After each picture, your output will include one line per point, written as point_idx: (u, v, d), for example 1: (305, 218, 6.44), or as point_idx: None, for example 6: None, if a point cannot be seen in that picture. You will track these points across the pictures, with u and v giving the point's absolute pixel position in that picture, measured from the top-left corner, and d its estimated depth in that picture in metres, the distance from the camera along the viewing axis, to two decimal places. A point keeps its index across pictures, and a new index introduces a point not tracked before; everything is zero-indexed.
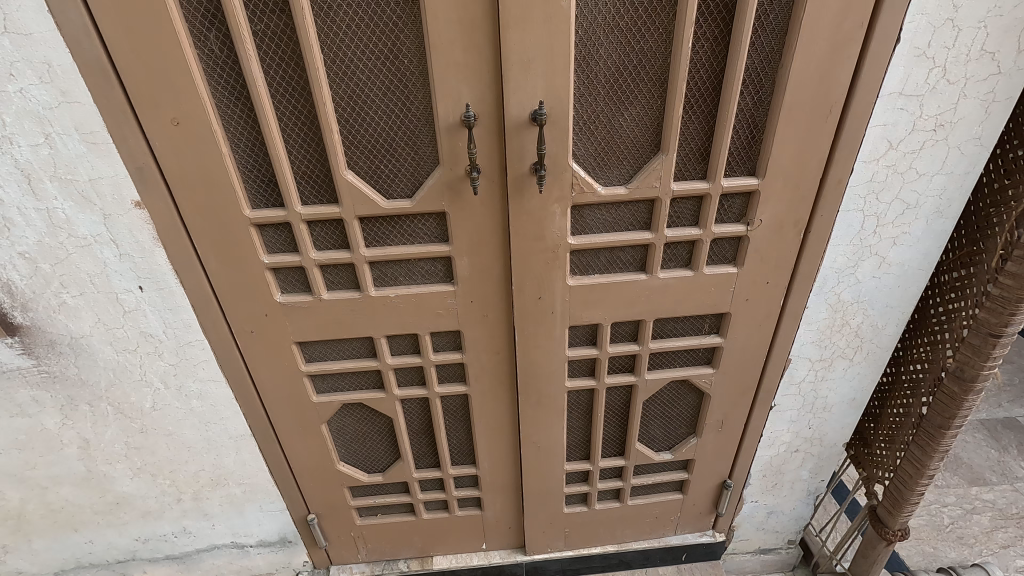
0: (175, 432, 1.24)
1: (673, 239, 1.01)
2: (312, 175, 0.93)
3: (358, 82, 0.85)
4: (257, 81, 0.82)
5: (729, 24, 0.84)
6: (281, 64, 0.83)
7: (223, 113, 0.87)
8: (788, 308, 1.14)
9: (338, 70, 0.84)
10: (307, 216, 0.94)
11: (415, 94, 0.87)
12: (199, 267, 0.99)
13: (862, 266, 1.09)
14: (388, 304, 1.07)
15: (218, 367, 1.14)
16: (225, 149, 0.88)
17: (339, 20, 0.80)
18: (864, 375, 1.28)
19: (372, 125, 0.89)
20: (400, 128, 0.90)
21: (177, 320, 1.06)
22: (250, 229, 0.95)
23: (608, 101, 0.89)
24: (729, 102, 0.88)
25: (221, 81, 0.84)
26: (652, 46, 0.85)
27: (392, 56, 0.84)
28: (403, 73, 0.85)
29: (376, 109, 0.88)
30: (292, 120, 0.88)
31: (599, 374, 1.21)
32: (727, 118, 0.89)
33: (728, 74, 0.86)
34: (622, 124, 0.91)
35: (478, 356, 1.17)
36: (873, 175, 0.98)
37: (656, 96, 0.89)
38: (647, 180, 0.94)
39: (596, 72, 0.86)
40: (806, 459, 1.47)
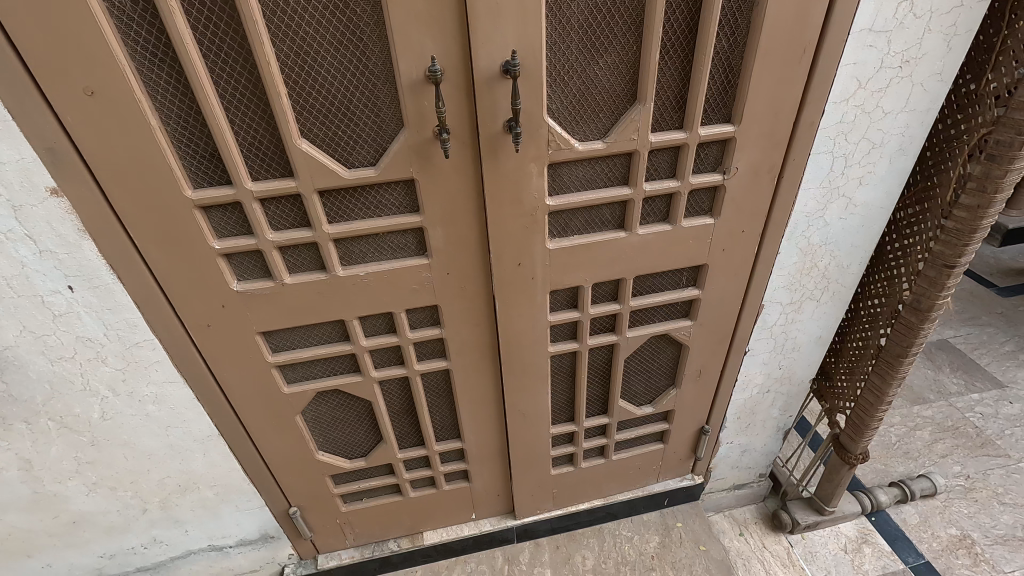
0: (132, 440, 1.13)
1: (652, 193, 0.99)
2: (260, 146, 0.83)
3: (305, 35, 0.75)
4: (185, 39, 0.71)
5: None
6: (212, 16, 0.72)
7: (147, 79, 0.75)
8: (762, 255, 1.16)
9: (281, 22, 0.73)
10: (260, 192, 0.85)
11: (372, 48, 0.78)
12: (139, 259, 0.88)
13: (830, 208, 1.11)
14: (359, 284, 0.99)
15: (174, 367, 1.04)
16: (154, 122, 0.76)
17: None
18: (829, 314, 1.33)
19: (324, 85, 0.79)
20: (357, 88, 0.80)
21: (119, 320, 0.95)
22: (195, 212, 0.85)
23: (581, 48, 0.83)
24: (706, 44, 0.84)
25: (139, 39, 0.72)
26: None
27: (342, 4, 0.74)
28: (357, 23, 0.75)
29: (328, 66, 0.78)
30: (231, 85, 0.77)
31: (581, 337, 1.20)
32: (705, 62, 0.86)
33: (706, 13, 0.82)
34: (597, 75, 0.86)
35: (459, 330, 1.12)
36: (843, 116, 0.98)
37: (631, 42, 0.84)
38: (624, 132, 0.90)
39: (568, 18, 0.80)
40: (776, 398, 1.54)
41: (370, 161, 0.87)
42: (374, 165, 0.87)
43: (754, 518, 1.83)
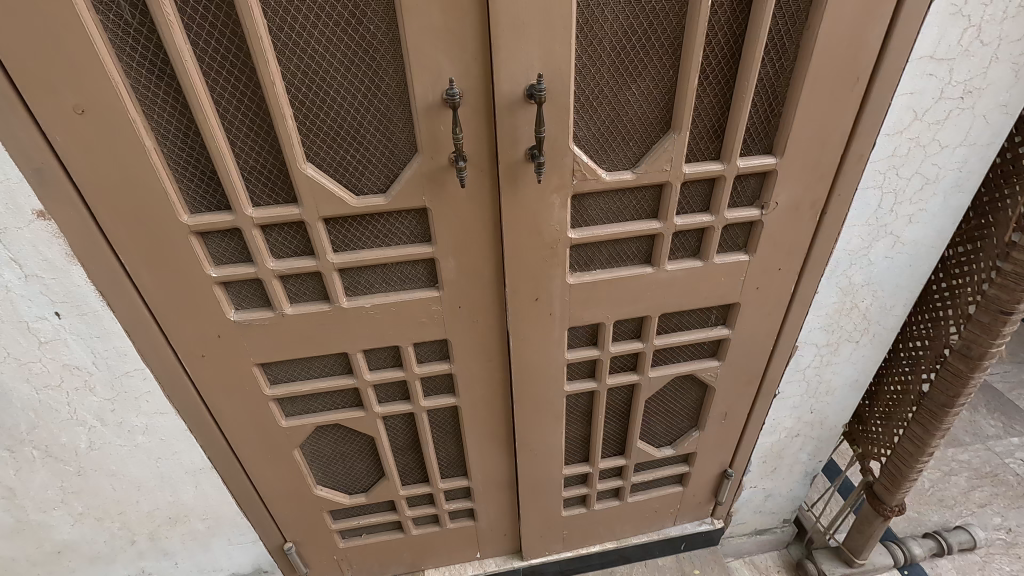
0: (120, 470, 1.07)
1: (683, 228, 0.91)
2: (264, 171, 0.77)
3: (314, 54, 0.69)
4: (184, 56, 0.65)
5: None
6: (214, 32, 0.66)
7: (142, 97, 0.69)
8: (798, 295, 1.07)
9: (288, 38, 0.68)
10: (260, 220, 0.79)
11: (386, 69, 0.72)
12: (129, 285, 0.82)
13: (876, 246, 1.02)
14: (364, 316, 0.93)
15: (165, 398, 0.98)
16: (149, 143, 0.71)
17: None
18: (868, 357, 1.23)
19: (333, 107, 0.73)
20: (368, 110, 0.74)
21: (108, 348, 0.89)
22: (191, 238, 0.79)
23: (613, 72, 0.76)
24: (750, 70, 0.77)
25: (135, 54, 0.66)
26: (666, 7, 0.72)
27: (355, 20, 0.68)
28: (370, 41, 0.69)
29: (338, 86, 0.72)
30: (233, 105, 0.71)
31: (600, 376, 1.12)
32: (748, 90, 0.78)
33: (751, 37, 0.75)
34: (629, 100, 0.79)
35: (469, 366, 1.05)
36: (895, 149, 0.90)
37: (668, 67, 0.77)
38: (656, 163, 0.82)
39: (600, 39, 0.73)
40: (806, 442, 1.43)
41: (381, 188, 0.81)
42: (383, 193, 0.81)
43: (777, 566, 1.71)
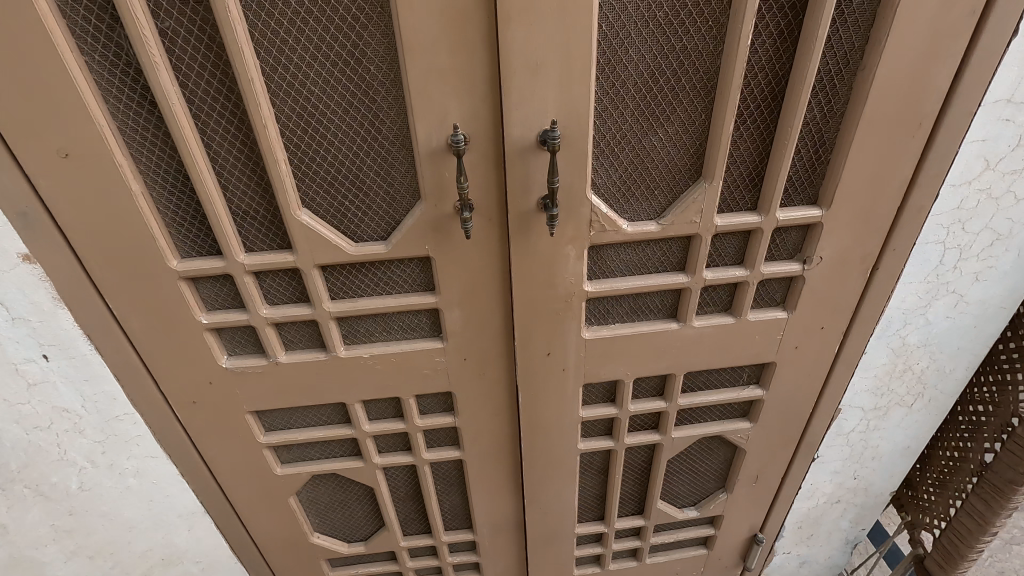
0: (112, 511, 1.02)
1: (713, 282, 0.82)
2: (257, 216, 0.72)
3: (311, 95, 0.64)
4: (171, 99, 0.61)
5: (800, 14, 0.64)
6: (204, 73, 0.62)
7: (129, 140, 0.65)
8: (843, 355, 0.96)
9: (283, 80, 0.63)
10: (252, 267, 0.74)
11: (388, 111, 0.66)
12: (118, 330, 0.79)
13: (935, 305, 0.91)
14: (363, 366, 0.86)
15: (156, 442, 0.93)
16: (136, 188, 0.67)
17: (278, 12, 0.59)
18: (922, 422, 1.10)
19: (331, 151, 0.68)
20: (369, 154, 0.69)
21: (97, 392, 0.85)
22: (180, 284, 0.75)
23: (637, 116, 0.69)
24: (793, 115, 0.68)
25: (122, 95, 0.62)
26: (699, 46, 0.65)
27: (354, 61, 0.63)
28: (371, 83, 0.64)
29: (336, 129, 0.67)
30: (225, 148, 0.67)
31: (618, 434, 1.02)
32: (791, 136, 0.70)
33: (796, 79, 0.66)
34: (655, 146, 0.71)
35: (476, 420, 0.97)
36: (962, 201, 0.79)
37: (700, 110, 0.69)
38: (684, 214, 0.74)
39: (623, 81, 0.66)
40: (847, 509, 1.29)
41: (381, 235, 0.75)
42: (384, 241, 0.75)
43: None
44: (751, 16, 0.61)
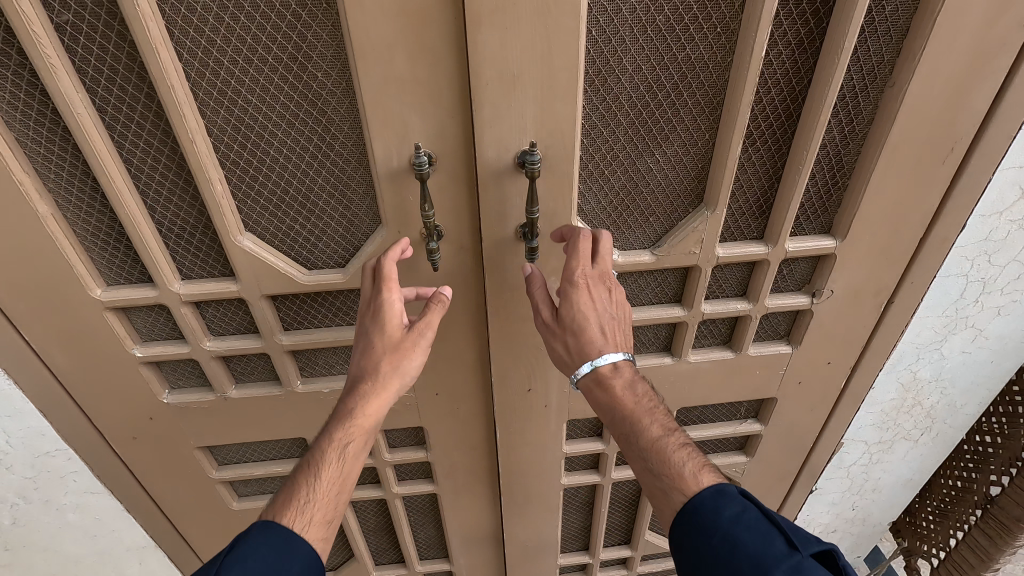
0: (52, 546, 0.94)
1: (712, 317, 0.74)
2: (193, 240, 0.63)
3: (248, 105, 0.55)
4: (76, 108, 0.51)
5: (823, 22, 0.55)
6: (116, 77, 0.52)
7: (33, 153, 0.56)
8: (850, 391, 0.88)
9: (214, 87, 0.53)
10: (188, 297, 0.64)
11: (341, 125, 0.57)
12: (40, 361, 0.69)
13: (952, 340, 0.83)
14: (322, 402, 0.78)
15: (96, 477, 0.85)
16: (44, 208, 0.57)
17: (202, 7, 0.49)
18: (927, 456, 1.04)
19: (275, 169, 0.59)
20: (320, 173, 0.59)
21: (22, 427, 0.76)
22: (106, 315, 0.65)
23: (631, 135, 0.60)
24: (811, 137, 0.59)
25: (21, 102, 0.53)
26: (704, 56, 0.56)
27: (298, 66, 0.53)
28: (319, 91, 0.55)
29: (280, 145, 0.57)
30: (149, 164, 0.58)
31: (605, 468, 0.95)
32: (807, 161, 0.61)
33: (815, 96, 0.58)
34: (651, 169, 0.62)
35: (450, 456, 0.89)
36: (990, 232, 0.71)
37: (703, 129, 0.60)
38: (682, 245, 0.65)
39: (615, 95, 0.57)
40: (844, 538, 1.23)
41: (337, 263, 0.66)
42: (340, 269, 0.66)
43: None
44: (766, 23, 0.52)
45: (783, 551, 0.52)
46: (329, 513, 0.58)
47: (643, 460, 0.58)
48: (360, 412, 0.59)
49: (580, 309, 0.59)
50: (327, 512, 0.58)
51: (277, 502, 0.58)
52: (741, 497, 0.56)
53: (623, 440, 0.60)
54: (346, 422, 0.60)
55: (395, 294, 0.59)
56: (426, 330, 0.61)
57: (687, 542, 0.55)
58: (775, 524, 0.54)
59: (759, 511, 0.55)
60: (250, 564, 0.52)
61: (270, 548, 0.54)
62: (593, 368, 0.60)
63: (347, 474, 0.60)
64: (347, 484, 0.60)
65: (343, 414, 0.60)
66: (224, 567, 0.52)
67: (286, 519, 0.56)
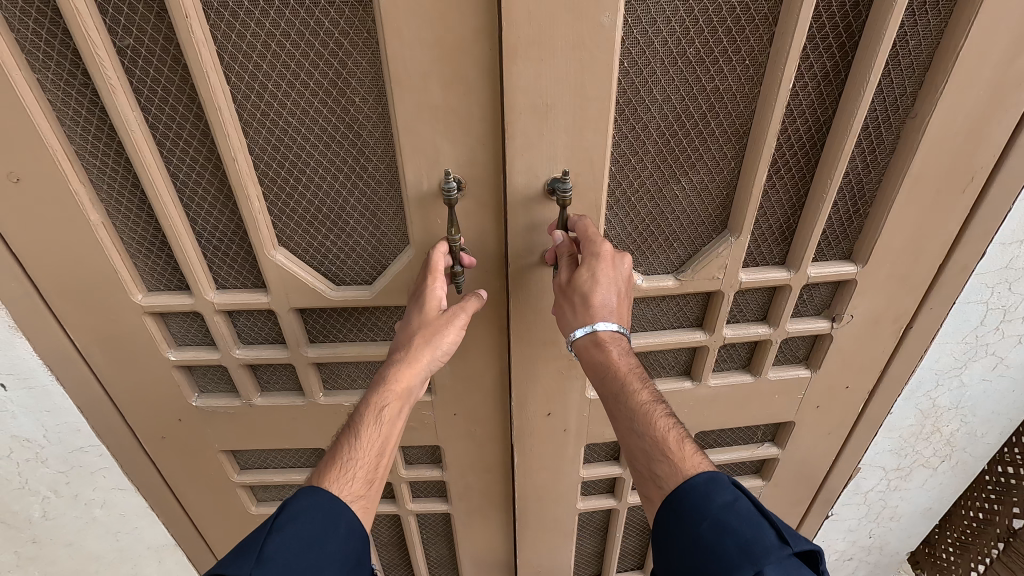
0: (77, 541, 0.97)
1: (733, 341, 0.75)
2: (230, 254, 0.66)
3: (288, 127, 0.58)
4: (131, 127, 0.55)
5: (847, 55, 0.57)
6: (167, 98, 0.56)
7: (89, 165, 0.60)
8: (868, 415, 0.88)
9: (258, 109, 0.57)
10: (221, 306, 0.68)
11: (374, 147, 0.60)
12: (81, 360, 0.73)
13: (971, 367, 0.83)
14: (342, 415, 0.80)
15: (124, 474, 0.87)
16: (95, 217, 0.61)
17: (252, 35, 0.53)
18: (947, 484, 1.02)
19: (311, 187, 0.62)
20: (353, 192, 0.62)
21: (59, 423, 0.79)
22: (146, 319, 0.69)
23: (659, 163, 0.62)
24: (835, 166, 0.61)
25: (81, 120, 0.57)
26: (731, 88, 0.58)
27: (337, 91, 0.56)
28: (355, 115, 0.58)
29: (315, 164, 0.60)
30: (193, 179, 0.61)
31: (621, 494, 0.96)
32: (829, 190, 0.63)
33: (839, 128, 0.60)
34: (677, 195, 0.64)
35: (468, 471, 0.90)
36: (1010, 261, 0.71)
37: (728, 159, 0.63)
38: (705, 271, 0.67)
39: (645, 124, 0.60)
40: (860, 566, 1.21)
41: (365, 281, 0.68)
42: (366, 287, 0.68)
43: None
44: (793, 58, 0.54)
45: (774, 543, 0.52)
46: (371, 471, 0.61)
47: (630, 423, 0.60)
48: (396, 377, 0.61)
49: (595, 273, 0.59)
50: (369, 470, 0.61)
51: (320, 468, 0.61)
52: (734, 487, 0.57)
53: (612, 398, 0.61)
54: (381, 386, 0.61)
55: (439, 280, 0.62)
56: (460, 312, 0.63)
57: (676, 525, 0.56)
58: (768, 517, 0.54)
59: (751, 503, 0.56)
60: (300, 523, 0.55)
61: (319, 509, 0.56)
62: (591, 331, 0.60)
63: (387, 434, 0.62)
64: (387, 444, 0.62)
65: (379, 378, 0.62)
66: (274, 528, 0.54)
67: (330, 481, 0.59)
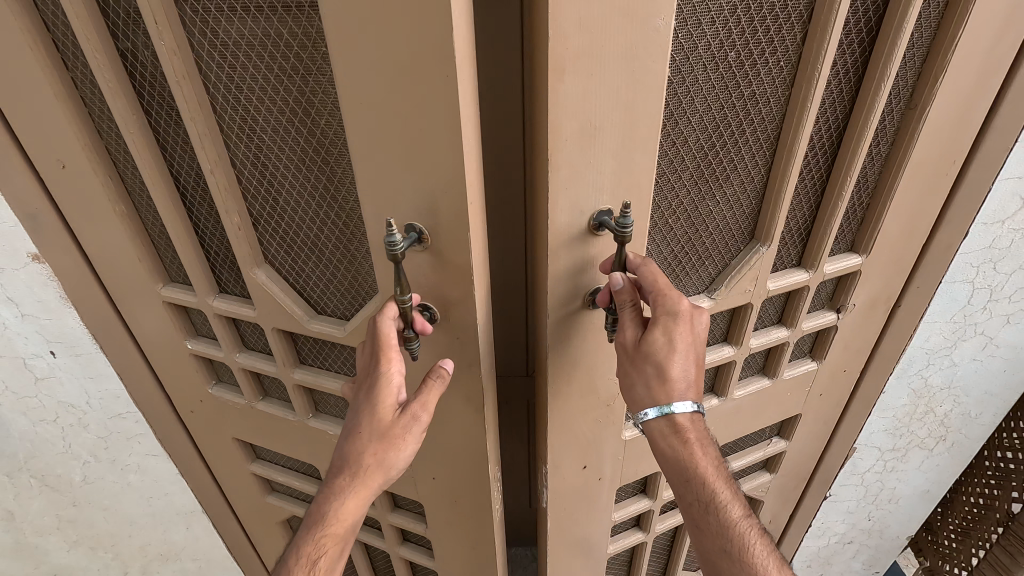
0: (113, 506, 1.04)
1: (758, 349, 0.79)
2: (226, 254, 0.73)
3: (263, 143, 0.64)
4: (131, 130, 0.62)
5: (865, 54, 0.62)
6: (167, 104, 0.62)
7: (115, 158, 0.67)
8: (861, 394, 0.91)
9: (236, 122, 0.63)
10: (217, 316, 0.75)
11: (341, 171, 0.63)
12: (122, 330, 0.80)
13: (962, 347, 0.86)
14: (326, 437, 0.84)
15: (157, 441, 0.94)
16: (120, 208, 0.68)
17: (230, 50, 0.58)
18: (943, 466, 1.05)
19: (290, 200, 0.67)
20: (326, 211, 0.67)
21: (100, 390, 0.86)
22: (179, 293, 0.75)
23: (695, 171, 0.66)
24: (850, 165, 0.66)
25: (105, 116, 0.64)
26: (762, 95, 0.63)
27: (303, 111, 0.61)
28: (322, 138, 0.62)
29: (292, 179, 0.65)
30: (194, 182, 0.68)
31: (648, 526, 1.02)
32: (845, 189, 0.67)
33: (855, 131, 0.64)
34: (709, 202, 0.69)
35: (447, 518, 0.88)
36: (994, 240, 0.75)
37: (756, 167, 0.68)
38: (741, 284, 0.71)
39: (684, 135, 0.64)
40: (860, 550, 1.23)
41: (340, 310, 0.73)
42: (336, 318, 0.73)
43: None
44: (823, 64, 0.59)
45: None
46: None
47: (723, 544, 0.62)
48: (337, 519, 0.63)
49: (669, 349, 0.62)
50: None
51: None
52: None
53: (700, 506, 0.64)
54: (323, 519, 0.63)
55: (394, 371, 0.62)
56: (414, 412, 0.64)
57: None
58: None
59: None
60: None
61: None
62: (661, 412, 0.63)
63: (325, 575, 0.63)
64: None
65: (322, 508, 0.64)
66: None
67: None
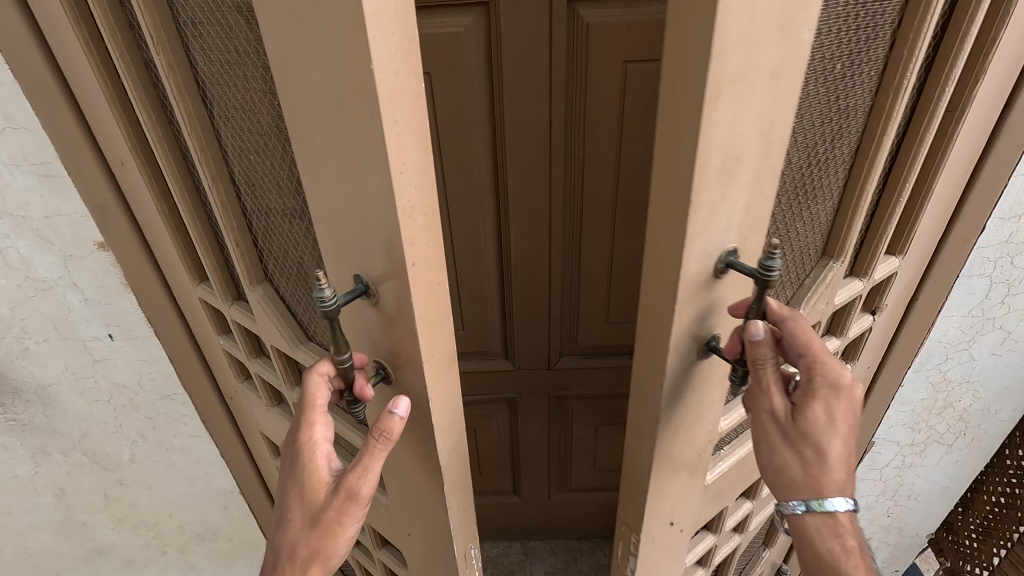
0: (156, 485, 1.10)
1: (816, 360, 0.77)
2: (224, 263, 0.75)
3: (254, 168, 0.64)
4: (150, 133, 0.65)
5: (931, 63, 0.60)
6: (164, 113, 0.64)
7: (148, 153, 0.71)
8: (879, 387, 0.92)
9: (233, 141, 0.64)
10: (232, 322, 0.79)
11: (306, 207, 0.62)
12: (175, 314, 0.86)
13: (979, 341, 0.88)
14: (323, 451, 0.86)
15: (202, 422, 1.00)
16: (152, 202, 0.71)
17: (224, 73, 0.59)
18: (962, 463, 1.06)
19: (275, 227, 0.67)
20: (302, 247, 0.66)
21: (152, 371, 0.93)
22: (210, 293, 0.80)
23: (796, 190, 0.63)
24: (904, 175, 0.66)
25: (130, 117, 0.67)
26: (853, 108, 0.61)
27: (279, 142, 0.59)
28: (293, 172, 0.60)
29: (277, 206, 0.65)
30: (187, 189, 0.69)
31: (708, 562, 0.98)
32: (899, 200, 0.67)
33: (912, 141, 0.64)
34: (801, 220, 0.67)
35: (425, 568, 0.84)
36: (1011, 235, 0.77)
37: (834, 183, 0.66)
38: (817, 305, 0.70)
39: (793, 155, 0.60)
40: (879, 547, 1.24)
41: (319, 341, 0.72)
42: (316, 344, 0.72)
43: None
44: (905, 75, 0.58)
45: None
46: None
47: None
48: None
49: (823, 429, 0.55)
50: None
51: None
52: None
53: None
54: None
55: (319, 432, 0.60)
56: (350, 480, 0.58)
57: None
58: None
59: None
60: None
61: None
62: (813, 505, 0.56)
63: None
64: None
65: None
66: None
67: None
